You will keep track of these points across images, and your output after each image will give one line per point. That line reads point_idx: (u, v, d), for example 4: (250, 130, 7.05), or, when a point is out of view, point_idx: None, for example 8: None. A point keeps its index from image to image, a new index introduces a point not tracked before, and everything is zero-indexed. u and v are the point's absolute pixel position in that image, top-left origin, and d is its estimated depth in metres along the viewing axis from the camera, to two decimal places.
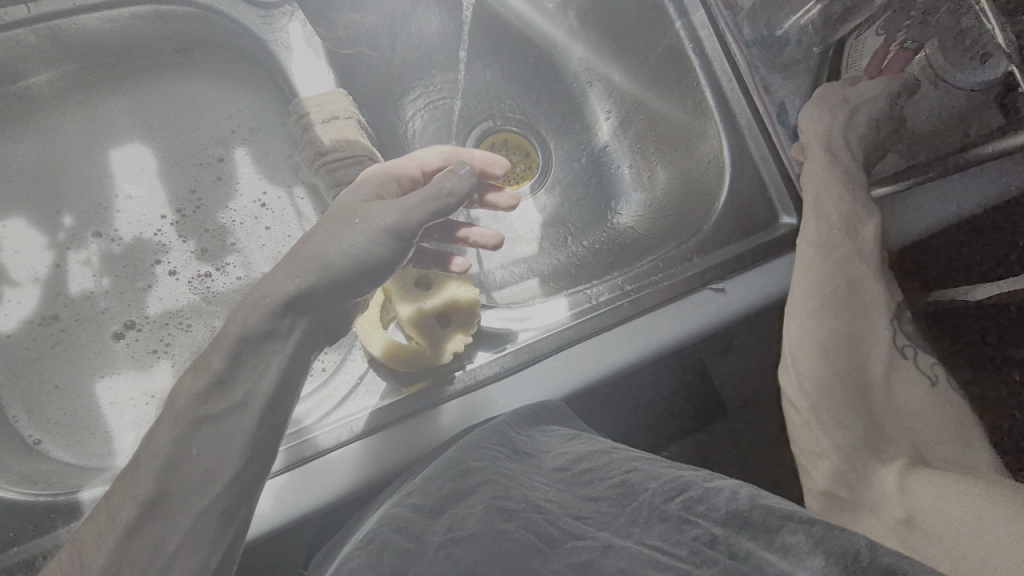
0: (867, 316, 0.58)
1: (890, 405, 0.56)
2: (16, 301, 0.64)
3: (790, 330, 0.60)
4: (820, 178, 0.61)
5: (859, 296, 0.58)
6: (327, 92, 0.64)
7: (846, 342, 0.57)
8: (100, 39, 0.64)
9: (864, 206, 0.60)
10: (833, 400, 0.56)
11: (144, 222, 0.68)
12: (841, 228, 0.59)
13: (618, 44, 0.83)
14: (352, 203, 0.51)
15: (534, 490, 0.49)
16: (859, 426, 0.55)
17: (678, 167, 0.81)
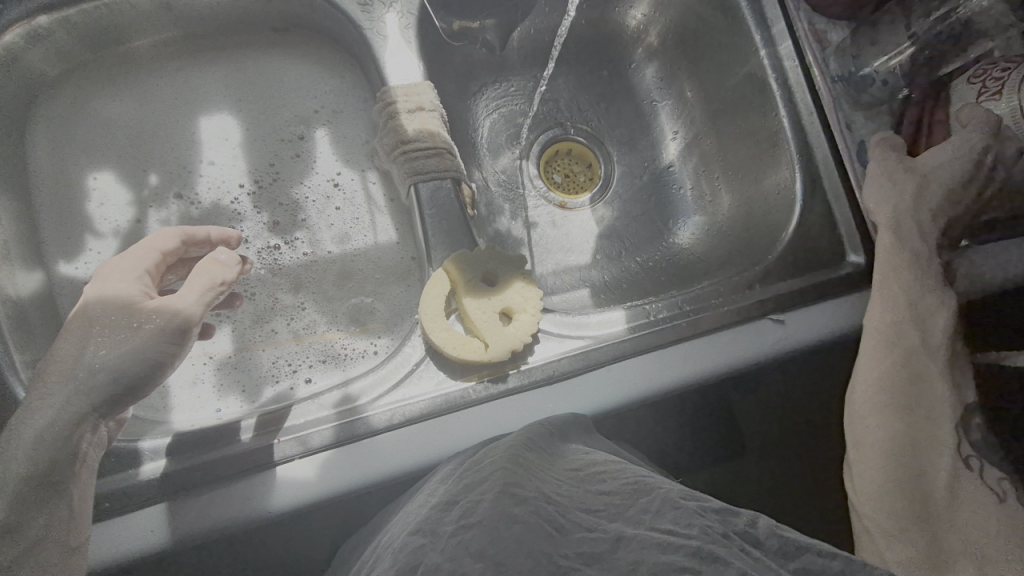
0: (932, 411, 0.57)
1: (950, 514, 0.56)
2: (97, 250, 0.67)
3: (854, 427, 0.61)
4: (886, 268, 0.61)
5: (924, 375, 0.58)
6: (415, 83, 0.66)
7: (905, 443, 0.57)
8: (205, 11, 0.68)
9: (934, 295, 0.59)
10: (882, 502, 0.58)
11: (223, 189, 0.70)
12: (909, 319, 0.59)
13: (696, 66, 0.84)
14: (99, 311, 0.50)
15: (547, 485, 0.46)
16: (914, 536, 0.56)
17: (743, 195, 0.80)
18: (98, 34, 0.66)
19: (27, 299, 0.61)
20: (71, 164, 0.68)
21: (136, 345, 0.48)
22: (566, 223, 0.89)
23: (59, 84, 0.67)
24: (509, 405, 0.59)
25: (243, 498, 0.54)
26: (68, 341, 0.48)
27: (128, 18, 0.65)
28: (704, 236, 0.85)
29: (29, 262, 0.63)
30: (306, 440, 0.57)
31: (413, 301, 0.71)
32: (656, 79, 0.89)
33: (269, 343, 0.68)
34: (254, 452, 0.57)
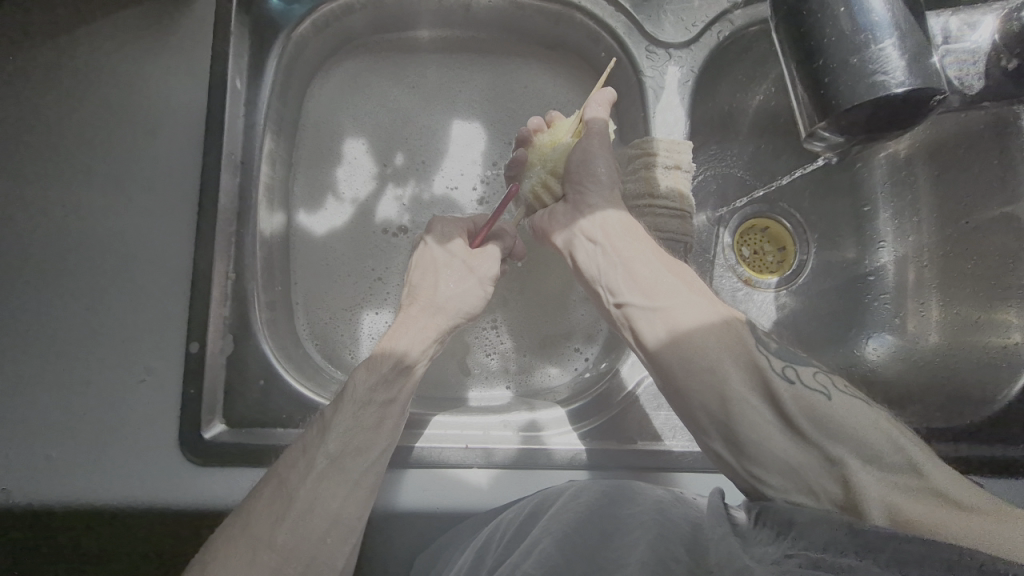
0: (727, 339, 0.50)
1: (851, 414, 0.47)
2: (334, 212, 0.72)
3: (736, 383, 0.48)
4: (624, 224, 0.58)
5: (735, 385, 0.48)
6: (677, 140, 0.65)
7: (733, 384, 0.48)
8: (493, 19, 0.71)
9: (676, 261, 0.57)
10: (850, 410, 0.48)
11: (455, 186, 0.74)
12: (671, 263, 0.56)
13: (940, 188, 0.78)
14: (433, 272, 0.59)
15: (690, 525, 0.46)
16: (867, 429, 0.46)
17: (953, 331, 0.75)
18: (391, 18, 0.71)
19: (273, 244, 0.67)
20: (333, 126, 0.73)
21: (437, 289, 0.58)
22: (746, 301, 0.86)
23: (348, 54, 0.73)
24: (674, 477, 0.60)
25: (424, 488, 0.58)
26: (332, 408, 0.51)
27: (423, 10, 0.70)
28: (896, 358, 0.80)
29: (281, 212, 0.69)
30: (490, 453, 0.59)
31: (599, 333, 0.73)
32: (884, 185, 0.85)
33: (458, 344, 0.72)
34: (441, 449, 0.59)
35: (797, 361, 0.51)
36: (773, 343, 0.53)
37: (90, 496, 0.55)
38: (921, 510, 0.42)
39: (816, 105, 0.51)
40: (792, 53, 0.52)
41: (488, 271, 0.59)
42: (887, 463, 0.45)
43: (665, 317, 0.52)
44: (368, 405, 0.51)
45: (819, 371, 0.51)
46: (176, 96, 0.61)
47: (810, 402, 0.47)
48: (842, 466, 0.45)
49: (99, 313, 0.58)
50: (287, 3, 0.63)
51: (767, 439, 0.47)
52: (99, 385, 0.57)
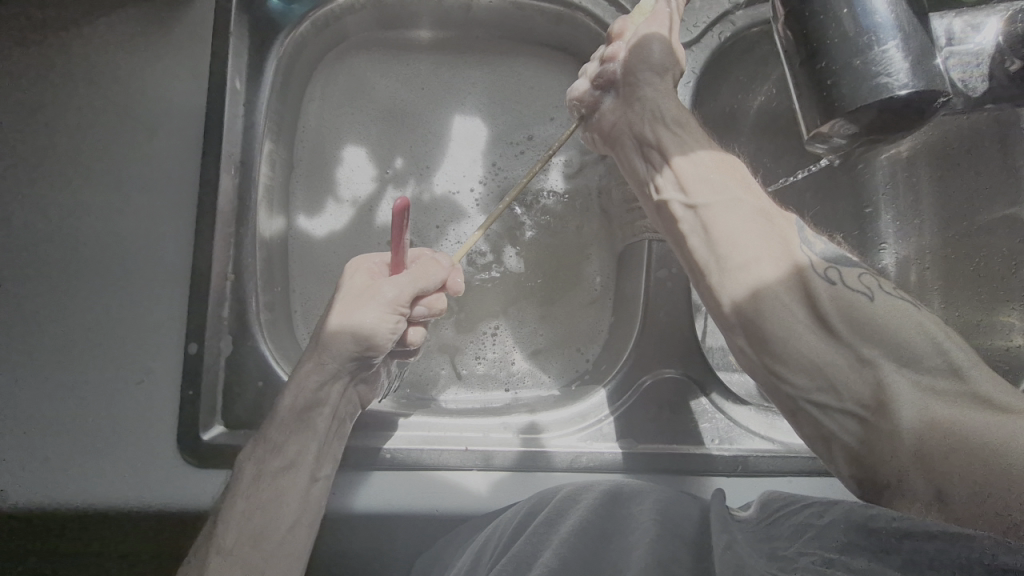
0: (777, 235, 0.46)
1: (902, 333, 0.42)
2: (335, 213, 0.72)
3: (771, 276, 0.44)
4: (679, 114, 0.54)
5: (771, 279, 0.44)
6: None
7: (772, 280, 0.44)
8: (493, 19, 0.71)
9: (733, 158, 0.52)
10: (902, 326, 0.42)
11: (456, 187, 0.73)
12: (725, 163, 0.51)
13: (942, 189, 0.78)
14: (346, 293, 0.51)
15: (692, 528, 0.46)
16: (919, 346, 0.41)
17: (955, 333, 0.75)
18: (391, 19, 0.71)
19: (273, 245, 0.66)
20: (333, 126, 0.73)
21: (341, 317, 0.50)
22: None
23: (348, 54, 0.73)
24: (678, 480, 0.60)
25: (422, 492, 0.57)
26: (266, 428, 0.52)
27: (423, 10, 0.70)
28: None
29: (280, 212, 0.68)
30: (489, 456, 0.59)
31: (600, 335, 0.73)
32: (885, 186, 0.85)
33: (459, 345, 0.72)
34: (439, 452, 0.59)
35: (843, 264, 0.46)
36: (821, 247, 0.47)
37: (88, 499, 0.55)
38: (954, 414, 0.38)
39: (819, 107, 0.50)
40: (795, 54, 0.51)
41: (390, 295, 0.49)
42: (928, 368, 0.40)
43: (707, 212, 0.48)
44: (267, 464, 0.50)
45: (871, 276, 0.46)
46: (177, 98, 0.61)
47: (851, 300, 0.43)
48: (875, 368, 0.41)
49: (98, 315, 0.58)
50: (287, 3, 0.63)
51: (797, 335, 0.42)
52: (97, 387, 0.57)
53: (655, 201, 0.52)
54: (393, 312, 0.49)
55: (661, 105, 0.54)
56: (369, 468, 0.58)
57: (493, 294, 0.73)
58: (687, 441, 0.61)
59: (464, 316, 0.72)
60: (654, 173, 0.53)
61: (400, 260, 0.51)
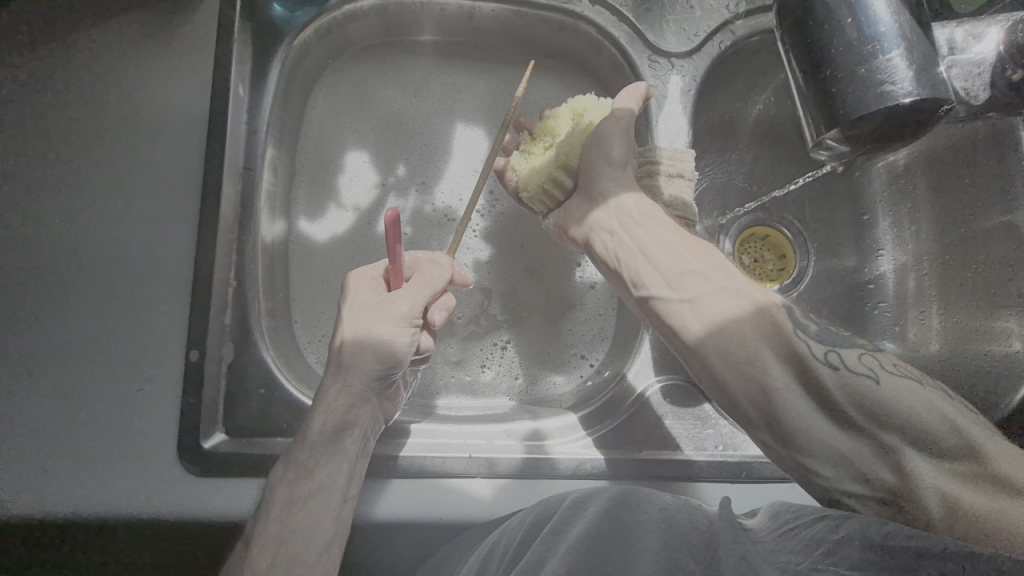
0: (770, 326, 0.50)
1: (905, 413, 0.45)
2: (336, 219, 0.72)
3: (774, 373, 0.48)
4: (636, 212, 0.58)
5: (776, 376, 0.48)
6: (681, 149, 0.66)
7: (772, 372, 0.48)
8: (496, 27, 0.71)
9: (702, 242, 0.57)
10: (907, 407, 0.45)
11: (457, 194, 0.73)
12: (699, 249, 0.55)
13: (940, 196, 0.79)
14: (352, 307, 0.54)
15: (699, 536, 0.46)
16: (931, 420, 0.45)
17: (955, 340, 0.76)
18: (394, 26, 0.71)
19: (275, 250, 0.66)
20: (335, 133, 0.73)
21: (349, 331, 0.53)
22: None
23: (350, 60, 0.73)
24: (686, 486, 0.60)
25: (426, 499, 0.56)
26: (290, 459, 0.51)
27: (426, 17, 0.70)
28: None
29: (282, 217, 0.68)
30: (493, 462, 0.59)
31: (602, 341, 0.73)
32: (883, 194, 0.86)
33: (462, 352, 0.72)
34: (443, 458, 0.58)
35: (839, 344, 0.50)
36: (813, 324, 0.52)
37: (88, 506, 0.54)
38: (988, 502, 0.41)
39: (824, 114, 0.51)
40: (799, 63, 0.52)
41: (403, 310, 0.53)
42: (946, 451, 0.44)
43: (698, 302, 0.52)
44: (300, 486, 0.50)
45: (866, 353, 0.50)
46: (179, 103, 0.61)
47: (857, 390, 0.47)
48: (896, 454, 0.44)
49: (98, 323, 0.57)
50: (291, 10, 0.63)
51: (815, 431, 0.46)
52: (96, 395, 0.56)
53: (637, 296, 0.56)
54: (405, 326, 0.53)
55: (620, 195, 0.59)
56: (371, 477, 0.57)
57: (495, 300, 0.73)
58: (691, 448, 0.61)
59: (467, 323, 0.72)
60: (628, 263, 0.57)
61: (398, 270, 0.54)
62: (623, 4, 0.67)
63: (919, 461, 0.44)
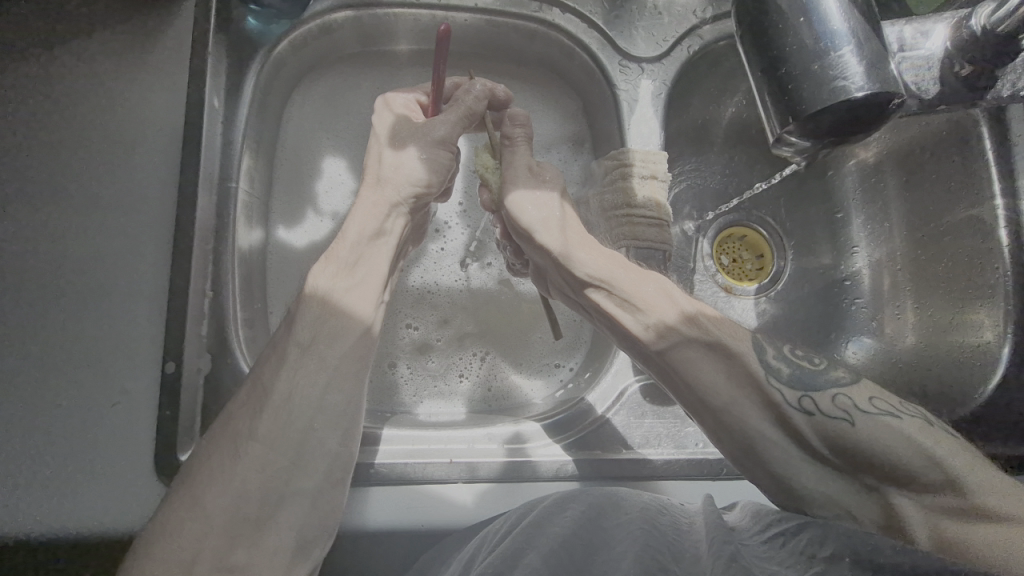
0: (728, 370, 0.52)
1: (877, 445, 0.47)
2: (315, 229, 0.72)
3: (755, 421, 0.51)
4: (592, 259, 0.60)
5: (754, 423, 0.50)
6: (653, 151, 0.67)
7: (750, 416, 0.51)
8: (470, 36, 0.72)
9: (653, 280, 0.58)
10: (882, 443, 0.47)
11: (437, 202, 0.76)
12: (650, 296, 0.57)
13: (910, 192, 0.80)
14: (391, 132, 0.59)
15: (677, 537, 0.46)
16: (903, 454, 0.46)
17: (929, 333, 0.77)
18: (369, 38, 0.72)
19: (252, 261, 0.66)
20: (313, 143, 0.74)
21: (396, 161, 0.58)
22: (728, 308, 0.87)
23: (326, 71, 0.74)
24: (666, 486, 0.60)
25: (406, 508, 0.56)
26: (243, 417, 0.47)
27: (401, 28, 0.71)
28: (876, 361, 0.81)
29: (260, 228, 0.68)
30: (474, 467, 0.59)
31: (583, 344, 0.74)
32: (856, 192, 0.87)
33: (444, 357, 0.72)
34: (424, 464, 0.58)
35: (812, 385, 0.51)
36: (784, 368, 0.53)
37: (61, 524, 0.53)
38: (963, 530, 0.42)
39: (781, 111, 0.52)
40: (757, 62, 0.53)
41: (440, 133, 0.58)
42: (927, 484, 0.45)
43: (665, 356, 0.54)
44: (244, 440, 0.46)
45: (839, 392, 0.51)
46: (154, 115, 0.61)
47: (831, 432, 0.48)
48: (881, 494, 0.46)
49: (73, 337, 0.57)
50: (265, 23, 0.64)
51: (800, 475, 0.49)
52: (70, 407, 0.56)
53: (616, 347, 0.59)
54: (397, 213, 0.57)
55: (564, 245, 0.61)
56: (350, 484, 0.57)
57: (475, 306, 0.74)
58: (670, 446, 0.61)
59: (447, 329, 0.73)
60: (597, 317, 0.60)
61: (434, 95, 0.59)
62: (594, 12, 0.68)
63: (904, 500, 0.45)
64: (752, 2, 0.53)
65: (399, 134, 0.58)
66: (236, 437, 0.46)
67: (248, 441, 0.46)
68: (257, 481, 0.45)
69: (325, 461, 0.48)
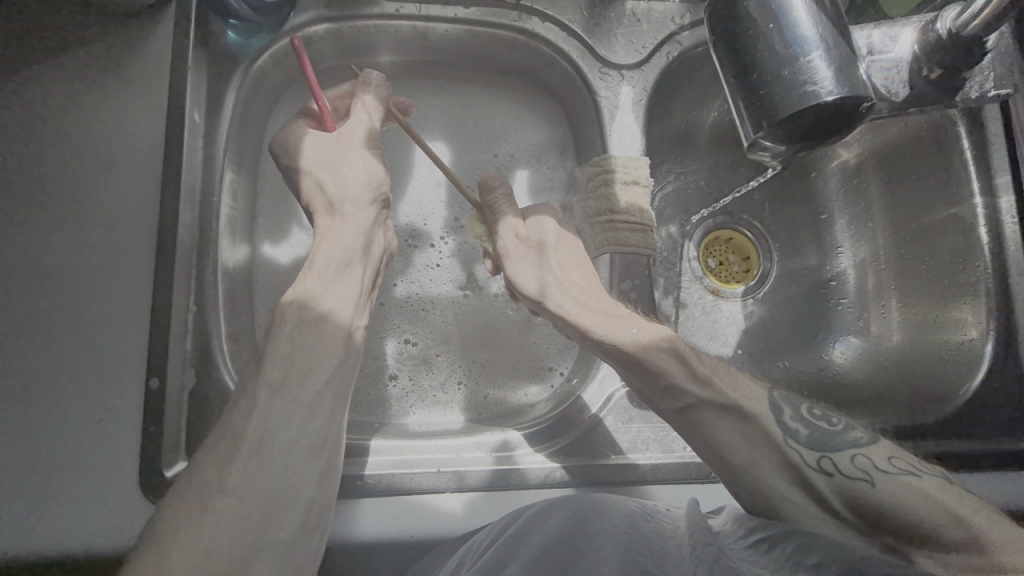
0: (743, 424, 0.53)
1: (896, 505, 0.48)
2: (299, 240, 0.72)
3: (772, 479, 0.52)
4: (601, 313, 0.59)
5: (771, 479, 0.52)
6: (635, 157, 0.67)
7: (767, 471, 0.52)
8: (451, 47, 0.73)
9: (661, 334, 0.58)
10: (900, 502, 0.48)
11: (421, 210, 0.75)
12: (665, 352, 0.56)
13: (891, 192, 0.81)
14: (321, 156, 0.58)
15: (666, 544, 0.46)
16: (921, 512, 0.47)
17: (916, 331, 0.77)
18: (351, 50, 0.72)
19: (236, 274, 0.66)
20: None
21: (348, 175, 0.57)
22: (715, 311, 0.88)
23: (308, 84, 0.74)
24: (654, 490, 0.60)
25: (394, 519, 0.55)
26: (206, 470, 0.45)
27: (382, 40, 0.71)
28: (864, 360, 0.81)
29: (244, 241, 0.68)
30: (462, 476, 0.58)
31: (570, 350, 0.74)
32: (839, 193, 0.88)
33: (431, 368, 0.71)
34: (412, 474, 0.58)
35: (832, 446, 0.52)
36: (803, 430, 0.53)
37: (46, 547, 0.53)
38: None
39: (754, 114, 0.53)
40: (729, 67, 0.54)
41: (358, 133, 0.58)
42: (950, 541, 0.45)
43: (684, 413, 0.55)
44: (215, 483, 0.44)
45: (858, 453, 0.52)
46: (135, 131, 0.61)
47: (848, 492, 0.49)
48: (901, 552, 0.46)
49: (55, 355, 0.56)
50: (246, 37, 0.65)
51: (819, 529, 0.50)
52: (52, 427, 0.55)
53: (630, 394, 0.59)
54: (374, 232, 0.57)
55: (573, 299, 0.60)
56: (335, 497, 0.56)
57: (463, 316, 0.73)
58: (661, 452, 0.61)
59: (434, 338, 0.72)
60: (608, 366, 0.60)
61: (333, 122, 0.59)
62: (573, 21, 0.69)
63: (925, 560, 0.45)
64: (723, 8, 0.53)
65: (285, 151, 0.58)
66: (202, 491, 0.44)
67: (218, 494, 0.44)
68: (227, 534, 0.42)
69: (299, 508, 0.46)
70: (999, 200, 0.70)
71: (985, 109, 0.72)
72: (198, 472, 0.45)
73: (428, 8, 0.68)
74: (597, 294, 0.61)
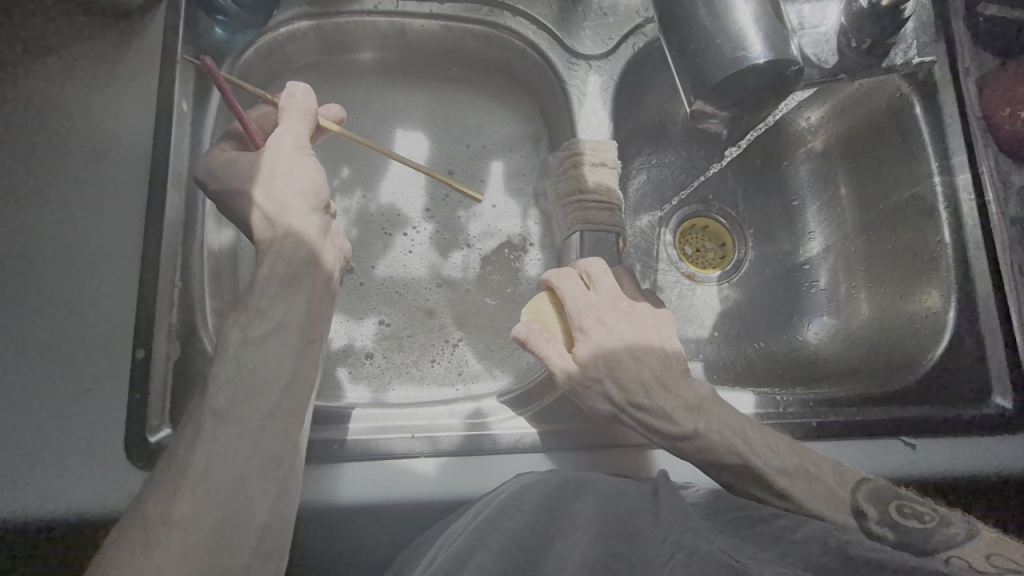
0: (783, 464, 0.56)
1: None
2: None
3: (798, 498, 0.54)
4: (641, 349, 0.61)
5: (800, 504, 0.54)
6: (603, 140, 0.71)
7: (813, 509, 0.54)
8: (429, 42, 0.77)
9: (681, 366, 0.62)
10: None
11: (401, 196, 0.78)
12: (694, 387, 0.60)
13: (857, 176, 0.84)
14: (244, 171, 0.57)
15: (633, 511, 0.53)
16: None
17: (884, 308, 0.79)
18: (333, 46, 0.76)
19: (222, 256, 0.69)
20: None
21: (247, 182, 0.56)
22: (691, 295, 0.90)
23: (292, 80, 0.78)
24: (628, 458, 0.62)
25: (371, 484, 0.58)
26: (162, 488, 0.46)
27: (363, 36, 0.75)
28: (836, 339, 0.83)
29: (230, 225, 0.71)
30: (435, 441, 0.61)
31: None
32: (810, 179, 0.91)
33: (412, 347, 0.74)
34: (387, 439, 0.60)
35: (921, 542, 0.51)
36: (890, 536, 0.52)
37: (31, 507, 0.55)
38: None
39: (690, 77, 0.55)
40: (670, 39, 0.57)
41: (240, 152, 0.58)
42: None
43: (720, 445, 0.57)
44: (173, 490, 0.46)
45: (956, 555, 0.49)
46: (126, 120, 0.65)
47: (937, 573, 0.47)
48: None
49: (46, 329, 0.59)
50: (231, 33, 0.69)
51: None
52: (42, 396, 0.58)
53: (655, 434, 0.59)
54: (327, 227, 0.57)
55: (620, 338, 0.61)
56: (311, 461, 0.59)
57: (442, 298, 0.76)
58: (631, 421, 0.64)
59: (414, 319, 0.75)
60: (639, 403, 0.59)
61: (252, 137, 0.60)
62: (543, 15, 0.73)
63: None
64: None
65: (219, 177, 0.57)
66: (161, 516, 0.45)
67: (164, 525, 0.45)
68: (177, 563, 0.44)
69: (253, 528, 0.47)
70: (957, 178, 0.73)
71: (941, 92, 0.75)
72: (160, 488, 0.46)
73: (405, 5, 0.72)
74: (635, 327, 0.62)
